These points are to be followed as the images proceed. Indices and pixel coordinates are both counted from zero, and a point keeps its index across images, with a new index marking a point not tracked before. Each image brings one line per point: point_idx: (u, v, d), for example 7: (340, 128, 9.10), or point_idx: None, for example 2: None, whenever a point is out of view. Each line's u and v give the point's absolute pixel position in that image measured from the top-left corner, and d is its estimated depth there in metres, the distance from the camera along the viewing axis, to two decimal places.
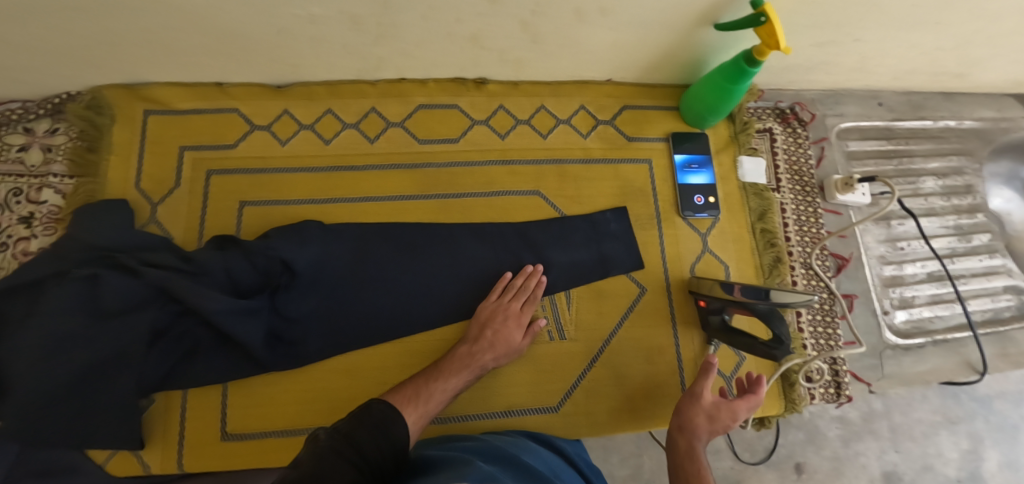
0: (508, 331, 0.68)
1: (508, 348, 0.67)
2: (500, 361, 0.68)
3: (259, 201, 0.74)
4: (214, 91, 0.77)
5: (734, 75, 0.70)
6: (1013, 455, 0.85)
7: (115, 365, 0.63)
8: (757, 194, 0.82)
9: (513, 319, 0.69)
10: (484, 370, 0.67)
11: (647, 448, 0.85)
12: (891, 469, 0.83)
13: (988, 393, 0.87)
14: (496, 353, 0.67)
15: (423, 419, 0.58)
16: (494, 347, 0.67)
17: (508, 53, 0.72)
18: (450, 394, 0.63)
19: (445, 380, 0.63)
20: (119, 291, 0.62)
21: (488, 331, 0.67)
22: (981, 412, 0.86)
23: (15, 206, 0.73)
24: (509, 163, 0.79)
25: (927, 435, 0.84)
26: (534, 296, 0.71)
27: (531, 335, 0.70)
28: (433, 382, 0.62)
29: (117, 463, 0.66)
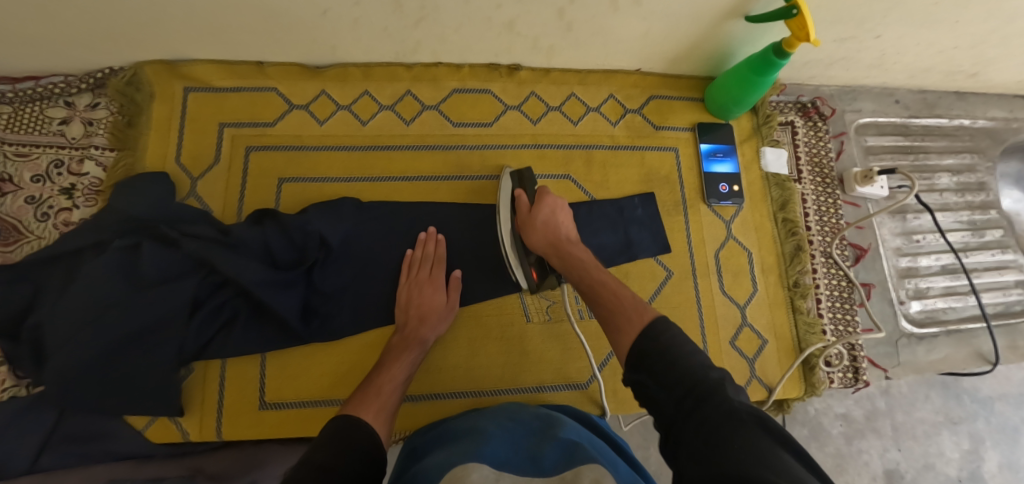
0: (429, 297, 0.68)
1: (438, 312, 0.67)
2: (439, 327, 0.68)
3: (297, 178, 0.76)
4: (253, 70, 0.78)
5: (761, 67, 0.72)
6: (1010, 456, 0.94)
7: (155, 333, 0.64)
8: (778, 184, 0.84)
9: (428, 286, 0.69)
10: (429, 343, 0.67)
11: (654, 441, 0.88)
12: (892, 466, 0.91)
13: (989, 395, 0.97)
14: (430, 323, 0.67)
15: (386, 412, 0.56)
16: (426, 318, 0.67)
17: (541, 40, 0.74)
18: (403, 378, 0.62)
19: (390, 368, 0.62)
20: (158, 260, 0.64)
21: (412, 307, 0.67)
22: (982, 413, 0.96)
23: (57, 177, 0.75)
24: (540, 148, 0.81)
25: (928, 434, 0.93)
26: (437, 256, 0.71)
27: (455, 288, 0.71)
28: (377, 378, 0.60)
29: (156, 430, 0.67)
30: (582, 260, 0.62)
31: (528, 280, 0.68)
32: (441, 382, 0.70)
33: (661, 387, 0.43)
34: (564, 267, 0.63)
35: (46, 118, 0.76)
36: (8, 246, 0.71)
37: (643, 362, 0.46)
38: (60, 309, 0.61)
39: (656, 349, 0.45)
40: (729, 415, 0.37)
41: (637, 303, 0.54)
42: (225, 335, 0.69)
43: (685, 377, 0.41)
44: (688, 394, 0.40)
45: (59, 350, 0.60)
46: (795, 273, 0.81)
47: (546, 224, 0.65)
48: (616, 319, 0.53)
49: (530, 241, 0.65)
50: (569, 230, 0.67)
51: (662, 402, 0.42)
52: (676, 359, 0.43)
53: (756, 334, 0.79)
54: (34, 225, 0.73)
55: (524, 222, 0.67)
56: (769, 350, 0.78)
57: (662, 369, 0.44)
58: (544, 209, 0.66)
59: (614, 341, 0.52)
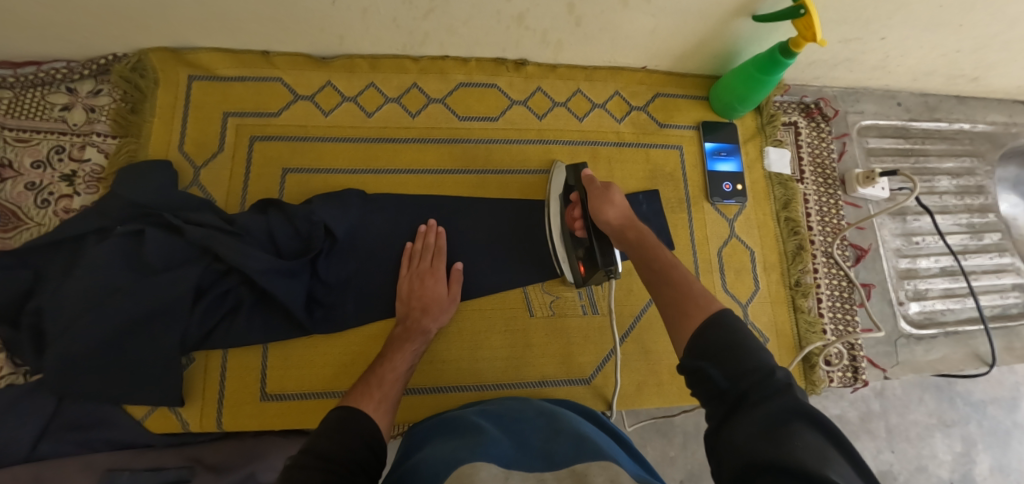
0: (430, 289, 0.68)
1: (440, 303, 0.67)
2: (441, 319, 0.67)
3: (301, 169, 0.76)
4: (259, 59, 0.77)
5: (767, 66, 0.72)
6: (1001, 458, 0.96)
7: (159, 321, 0.64)
8: (781, 183, 0.85)
9: (429, 278, 0.69)
10: (431, 334, 0.66)
11: (650, 439, 0.89)
12: (886, 467, 0.92)
13: (982, 398, 0.97)
14: (432, 314, 0.66)
15: (388, 403, 0.55)
16: (427, 310, 0.67)
17: (550, 34, 0.74)
18: (405, 370, 0.61)
19: (393, 358, 0.61)
20: (163, 248, 0.64)
21: (414, 298, 0.67)
22: (974, 415, 0.97)
23: (57, 164, 0.74)
24: (546, 143, 0.81)
25: (922, 436, 0.94)
26: (437, 247, 0.71)
27: (457, 280, 0.70)
28: (379, 369, 0.59)
29: (155, 419, 0.67)
30: (652, 241, 0.57)
31: (574, 273, 0.71)
32: (443, 376, 0.70)
33: (722, 373, 0.40)
34: (631, 246, 0.59)
35: (47, 104, 0.75)
36: (7, 232, 0.70)
37: (705, 347, 0.43)
38: (64, 295, 0.61)
39: (723, 342, 0.42)
40: (790, 413, 0.36)
41: (706, 294, 0.48)
42: (228, 324, 0.68)
43: (751, 371, 0.39)
44: (752, 387, 0.38)
45: (62, 335, 0.60)
46: (797, 272, 0.81)
47: (620, 205, 0.62)
48: (683, 304, 0.48)
49: (601, 217, 0.62)
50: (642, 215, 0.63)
51: (720, 389, 0.40)
52: (744, 352, 0.40)
53: (757, 331, 0.79)
54: (34, 212, 0.72)
55: (598, 197, 0.64)
56: (770, 349, 0.79)
57: (726, 360, 0.41)
58: (617, 192, 0.63)
59: (673, 325, 0.48)
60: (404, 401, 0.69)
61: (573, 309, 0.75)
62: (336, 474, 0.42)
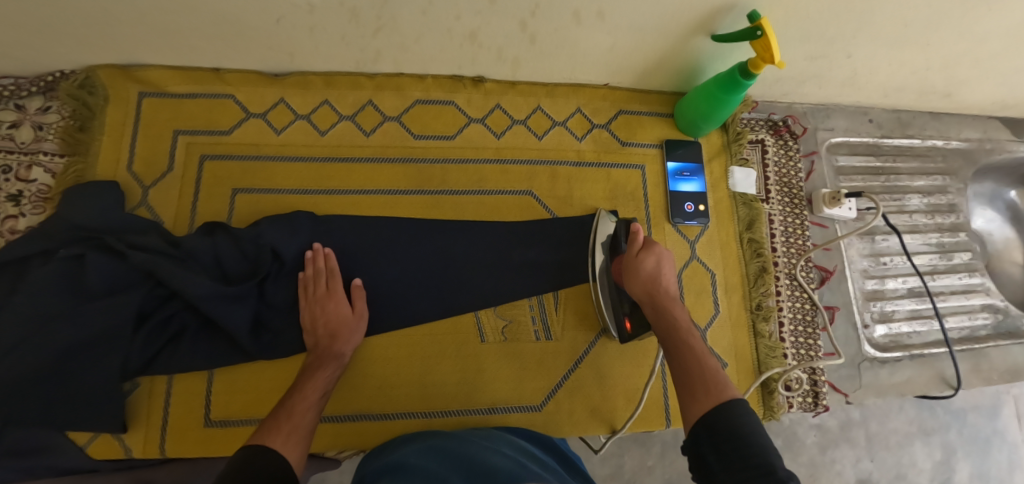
0: (333, 313, 0.66)
1: (347, 324, 0.66)
2: (353, 339, 0.66)
3: (251, 189, 0.74)
4: (209, 76, 0.76)
5: (728, 86, 0.71)
6: (980, 467, 0.95)
7: (100, 346, 0.63)
8: (745, 204, 0.83)
9: (329, 301, 0.66)
10: (347, 357, 0.66)
11: (628, 449, 0.88)
12: (865, 476, 0.91)
13: (963, 407, 0.96)
14: (343, 337, 0.65)
15: (299, 434, 0.55)
16: (335, 335, 0.65)
17: (506, 51, 0.72)
18: (319, 397, 0.61)
19: (303, 389, 0.60)
20: (103, 272, 0.63)
21: (318, 327, 0.66)
22: (954, 424, 0.95)
23: (3, 183, 0.73)
24: (503, 162, 0.79)
25: (901, 445, 0.93)
26: (328, 269, 0.69)
27: (360, 298, 0.69)
28: (289, 402, 0.58)
29: (99, 446, 0.66)
30: (676, 321, 0.59)
31: (618, 328, 0.71)
32: (393, 403, 0.70)
33: (720, 459, 0.43)
34: (656, 322, 0.60)
35: None
36: None
37: (711, 431, 0.45)
38: None
39: (727, 428, 0.44)
40: None
41: (720, 380, 0.50)
42: (172, 350, 0.68)
43: (751, 466, 0.40)
44: (750, 480, 0.40)
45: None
46: (759, 295, 0.80)
47: (650, 274, 0.63)
48: (693, 390, 0.50)
49: (632, 288, 0.64)
50: (675, 285, 0.63)
51: (719, 477, 0.42)
52: (746, 443, 0.42)
53: (716, 356, 0.78)
54: None
55: (629, 268, 0.64)
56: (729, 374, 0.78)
57: (728, 448, 0.43)
58: (651, 260, 0.64)
59: (684, 406, 0.50)
60: (352, 428, 0.69)
61: (527, 334, 0.73)
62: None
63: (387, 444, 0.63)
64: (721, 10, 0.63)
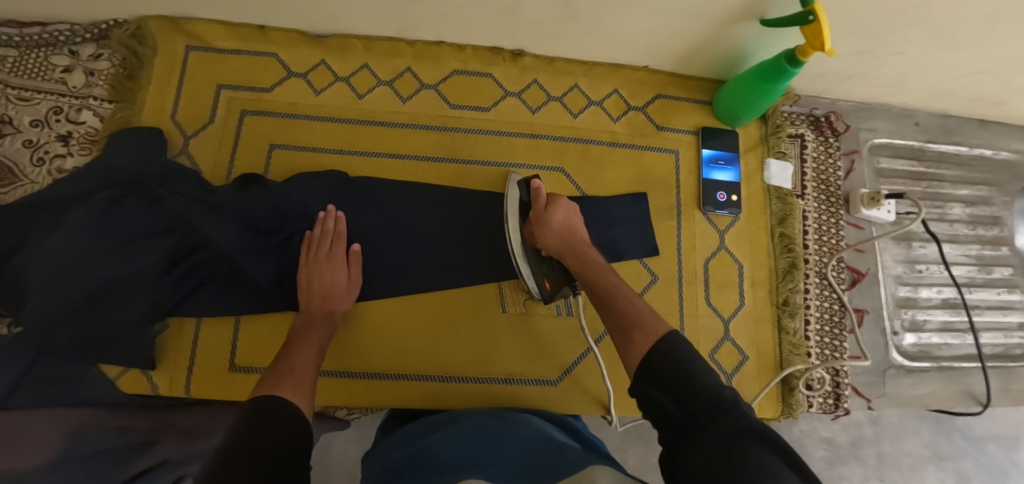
0: (329, 274, 0.67)
1: (341, 287, 0.67)
2: (345, 302, 0.67)
3: (287, 146, 0.75)
4: (255, 34, 0.77)
5: (773, 74, 0.69)
6: None
7: (133, 285, 0.65)
8: (780, 198, 0.82)
9: (326, 264, 0.67)
10: (336, 318, 0.66)
11: (632, 445, 0.87)
12: None
13: (983, 435, 0.90)
14: (334, 298, 0.66)
15: (304, 388, 0.54)
16: (328, 295, 0.66)
17: (546, 27, 0.71)
18: (315, 353, 0.60)
19: (300, 347, 0.60)
20: (137, 216, 0.66)
21: (312, 285, 0.66)
22: (971, 453, 0.89)
23: (55, 123, 0.76)
24: (537, 138, 0.79)
25: (913, 469, 0.87)
26: (335, 232, 0.70)
27: (355, 263, 0.69)
28: (286, 358, 0.57)
29: (128, 380, 0.72)
30: (592, 264, 0.62)
31: (540, 290, 0.68)
32: (412, 365, 0.70)
33: (673, 400, 0.43)
34: (577, 268, 0.62)
35: (51, 65, 0.78)
36: (5, 188, 0.73)
37: (658, 373, 0.45)
38: (38, 254, 0.63)
39: (672, 366, 0.45)
40: (740, 431, 0.38)
41: (647, 312, 0.53)
42: (200, 294, 0.70)
43: (703, 395, 0.41)
44: (704, 408, 0.40)
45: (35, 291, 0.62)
46: (786, 291, 0.79)
47: (562, 227, 0.66)
48: (629, 326, 0.52)
49: (545, 243, 0.65)
50: (584, 234, 0.67)
51: (675, 415, 0.42)
52: (692, 376, 0.43)
53: (737, 349, 0.76)
54: (31, 169, 0.74)
55: (540, 223, 0.66)
56: (749, 367, 0.76)
57: (676, 386, 0.43)
58: (559, 211, 0.67)
59: (625, 346, 0.51)
60: (367, 385, 0.70)
61: (548, 308, 0.74)
62: (258, 458, 0.40)
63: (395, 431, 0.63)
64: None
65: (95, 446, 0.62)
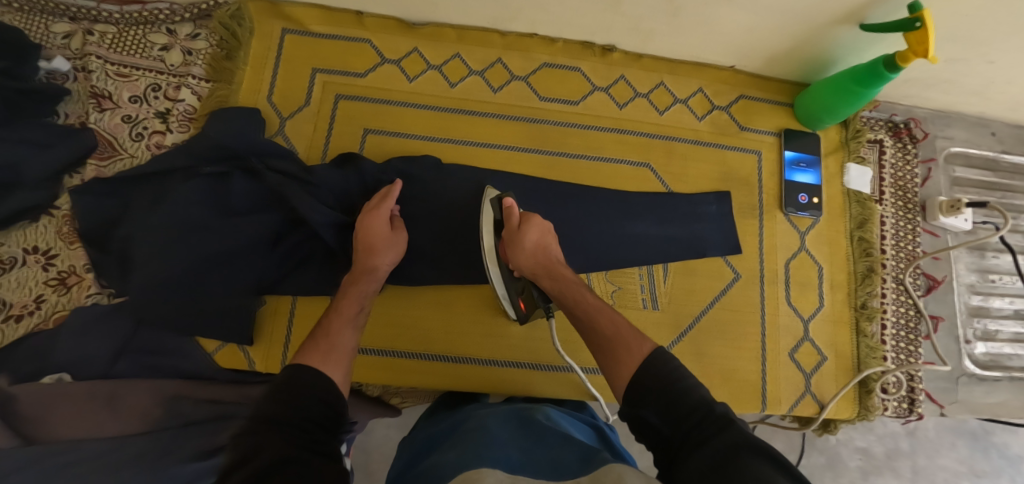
0: (371, 228, 0.65)
1: (383, 241, 0.65)
2: (388, 256, 0.66)
3: (381, 131, 0.76)
4: (351, 19, 0.78)
5: (865, 79, 0.67)
6: None
7: (239, 258, 0.67)
8: (859, 202, 0.82)
9: (369, 215, 0.66)
10: (380, 274, 0.65)
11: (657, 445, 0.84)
12: None
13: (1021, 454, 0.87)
14: (377, 252, 0.64)
15: (339, 351, 0.53)
16: (371, 251, 0.64)
17: (642, 23, 0.71)
18: (355, 311, 0.59)
19: (339, 308, 0.59)
20: (246, 192, 0.68)
21: (357, 241, 0.65)
22: (1009, 470, 0.86)
23: (153, 100, 0.78)
24: (623, 133, 0.80)
25: None
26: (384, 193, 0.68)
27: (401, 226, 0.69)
28: (325, 322, 0.57)
29: (225, 354, 0.71)
30: (569, 287, 0.60)
31: (516, 310, 0.69)
32: (501, 349, 0.74)
33: (661, 417, 0.43)
34: (556, 290, 0.61)
35: (148, 43, 0.79)
36: (104, 161, 0.75)
37: (643, 391, 0.45)
38: (150, 225, 0.65)
39: (661, 383, 0.45)
40: (732, 446, 0.36)
41: (628, 332, 0.52)
42: (299, 273, 0.71)
43: (692, 413, 0.41)
44: (695, 427, 0.40)
45: (146, 262, 0.64)
46: (864, 295, 0.79)
47: (536, 247, 0.63)
48: (614, 347, 0.51)
49: (520, 265, 0.63)
50: (558, 252, 0.65)
51: (665, 435, 0.42)
52: (678, 393, 0.43)
53: (816, 349, 0.77)
54: (130, 144, 0.76)
55: (513, 246, 0.63)
56: (827, 367, 0.77)
57: (664, 403, 0.43)
58: (533, 230, 0.63)
59: (609, 369, 0.51)
60: (458, 369, 0.72)
61: (633, 301, 0.74)
62: (281, 433, 0.40)
63: (438, 417, 0.63)
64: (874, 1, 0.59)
65: (189, 418, 0.64)
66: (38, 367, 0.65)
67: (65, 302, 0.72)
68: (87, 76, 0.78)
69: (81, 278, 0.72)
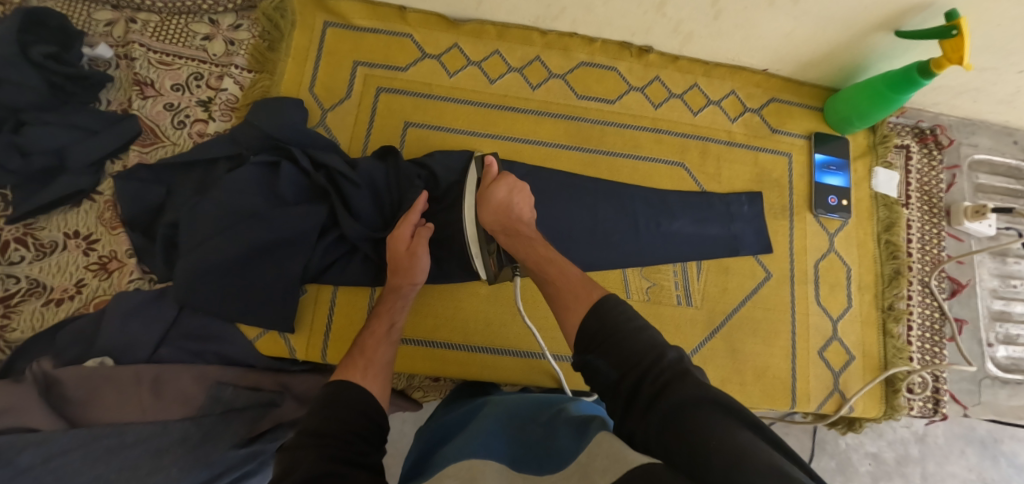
0: (394, 249, 0.66)
1: (406, 258, 0.65)
2: (417, 272, 0.66)
3: (422, 124, 0.78)
4: (393, 14, 0.79)
5: (898, 84, 0.68)
6: None
7: (283, 248, 0.68)
8: (886, 206, 0.83)
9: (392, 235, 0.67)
10: (409, 290, 0.65)
11: None
12: None
13: None
14: (403, 270, 0.65)
15: (377, 369, 0.55)
16: (399, 271, 0.65)
17: (683, 25, 0.73)
18: (387, 330, 0.61)
19: (373, 329, 0.60)
20: (292, 181, 0.68)
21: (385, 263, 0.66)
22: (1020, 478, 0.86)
23: (195, 89, 0.79)
24: (658, 133, 0.81)
25: None
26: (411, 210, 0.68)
27: (423, 231, 0.67)
28: (360, 342, 0.59)
29: (266, 342, 0.71)
30: (529, 244, 0.61)
31: (487, 269, 0.68)
32: (540, 343, 0.75)
33: (611, 367, 0.42)
34: (513, 247, 0.62)
35: (190, 32, 0.80)
36: (146, 148, 0.76)
37: (593, 339, 0.45)
38: (199, 211, 0.66)
39: (608, 332, 0.44)
40: (692, 399, 0.36)
41: (584, 281, 0.53)
42: (344, 263, 0.72)
43: (645, 363, 0.40)
44: (650, 378, 0.39)
45: (194, 248, 0.65)
46: (891, 296, 0.81)
47: (502, 204, 0.65)
48: (564, 297, 0.52)
49: (484, 219, 0.65)
50: (526, 212, 0.65)
51: (614, 381, 0.41)
52: (629, 341, 0.42)
53: (844, 349, 0.79)
54: (172, 132, 0.77)
55: (482, 199, 0.65)
56: (854, 367, 0.79)
57: (613, 353, 0.42)
58: (503, 188, 0.66)
59: (561, 316, 0.51)
60: (496, 361, 0.73)
61: (668, 298, 0.76)
62: (326, 445, 0.42)
63: (453, 405, 0.64)
64: (912, 8, 0.60)
65: (231, 405, 0.64)
66: (83, 351, 0.66)
67: (107, 287, 0.72)
68: (130, 63, 0.78)
69: (123, 264, 0.73)
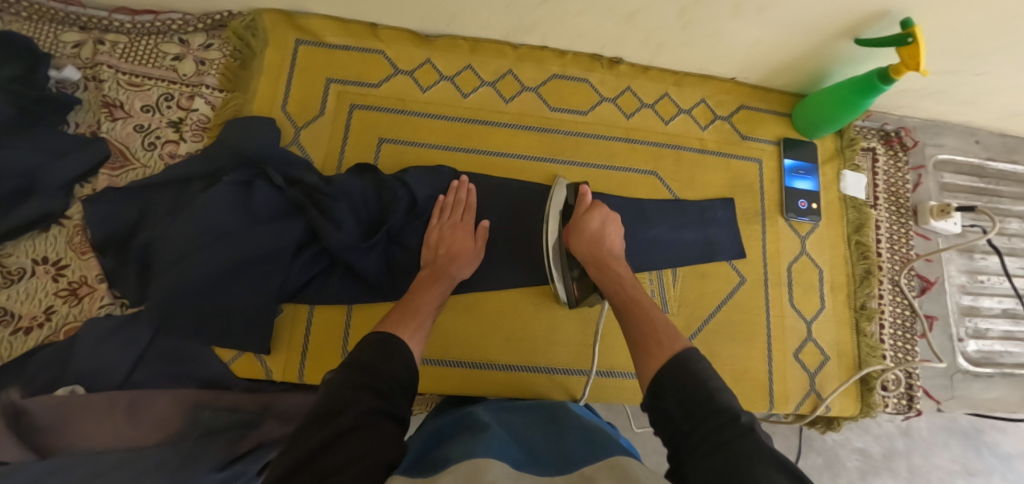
0: (460, 239, 0.71)
1: (466, 253, 0.70)
2: (466, 268, 0.70)
3: (396, 140, 0.78)
4: (365, 30, 0.79)
5: (863, 90, 0.70)
6: None
7: (259, 268, 0.67)
8: (855, 208, 0.85)
9: (458, 228, 0.72)
10: (455, 281, 0.68)
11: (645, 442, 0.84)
12: None
13: (1009, 452, 0.89)
14: (459, 262, 0.69)
15: (420, 334, 0.58)
16: (454, 259, 0.69)
17: (653, 36, 0.74)
18: (433, 306, 0.63)
19: (423, 295, 0.63)
20: (267, 201, 0.68)
21: (443, 246, 0.70)
22: (997, 469, 0.88)
23: (166, 110, 0.78)
24: (632, 142, 0.82)
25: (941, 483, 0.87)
26: (467, 203, 0.74)
27: (481, 238, 0.73)
28: (413, 303, 0.62)
29: (241, 364, 0.71)
30: (620, 278, 0.64)
31: (568, 294, 0.72)
32: (518, 354, 0.75)
33: (677, 406, 0.45)
34: (602, 280, 0.66)
35: (160, 53, 0.80)
36: (116, 170, 0.75)
37: (670, 388, 0.46)
38: (170, 233, 0.65)
39: (680, 370, 0.47)
40: (752, 457, 0.38)
41: (667, 331, 0.54)
42: (321, 280, 0.72)
43: (710, 411, 0.43)
44: (714, 428, 0.41)
45: (167, 270, 0.64)
46: (863, 296, 0.82)
47: (595, 235, 0.68)
48: (647, 344, 0.53)
49: (575, 248, 0.69)
50: (616, 246, 0.68)
51: (678, 422, 0.44)
52: (702, 387, 0.45)
53: (819, 349, 0.80)
54: (142, 153, 0.76)
55: (575, 227, 0.69)
56: (829, 367, 0.80)
57: (682, 395, 0.45)
58: (596, 219, 0.69)
59: (639, 362, 0.53)
60: (476, 375, 0.73)
61: None
62: None
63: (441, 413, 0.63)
64: (872, 15, 0.62)
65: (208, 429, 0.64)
66: (53, 379, 0.64)
67: (77, 313, 0.71)
68: (98, 85, 0.78)
69: (93, 289, 0.71)
